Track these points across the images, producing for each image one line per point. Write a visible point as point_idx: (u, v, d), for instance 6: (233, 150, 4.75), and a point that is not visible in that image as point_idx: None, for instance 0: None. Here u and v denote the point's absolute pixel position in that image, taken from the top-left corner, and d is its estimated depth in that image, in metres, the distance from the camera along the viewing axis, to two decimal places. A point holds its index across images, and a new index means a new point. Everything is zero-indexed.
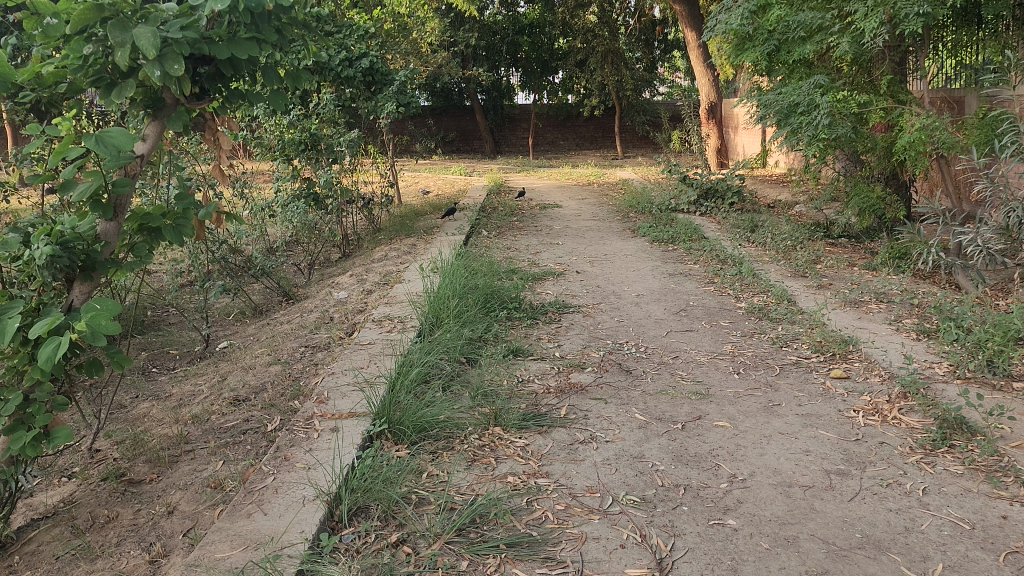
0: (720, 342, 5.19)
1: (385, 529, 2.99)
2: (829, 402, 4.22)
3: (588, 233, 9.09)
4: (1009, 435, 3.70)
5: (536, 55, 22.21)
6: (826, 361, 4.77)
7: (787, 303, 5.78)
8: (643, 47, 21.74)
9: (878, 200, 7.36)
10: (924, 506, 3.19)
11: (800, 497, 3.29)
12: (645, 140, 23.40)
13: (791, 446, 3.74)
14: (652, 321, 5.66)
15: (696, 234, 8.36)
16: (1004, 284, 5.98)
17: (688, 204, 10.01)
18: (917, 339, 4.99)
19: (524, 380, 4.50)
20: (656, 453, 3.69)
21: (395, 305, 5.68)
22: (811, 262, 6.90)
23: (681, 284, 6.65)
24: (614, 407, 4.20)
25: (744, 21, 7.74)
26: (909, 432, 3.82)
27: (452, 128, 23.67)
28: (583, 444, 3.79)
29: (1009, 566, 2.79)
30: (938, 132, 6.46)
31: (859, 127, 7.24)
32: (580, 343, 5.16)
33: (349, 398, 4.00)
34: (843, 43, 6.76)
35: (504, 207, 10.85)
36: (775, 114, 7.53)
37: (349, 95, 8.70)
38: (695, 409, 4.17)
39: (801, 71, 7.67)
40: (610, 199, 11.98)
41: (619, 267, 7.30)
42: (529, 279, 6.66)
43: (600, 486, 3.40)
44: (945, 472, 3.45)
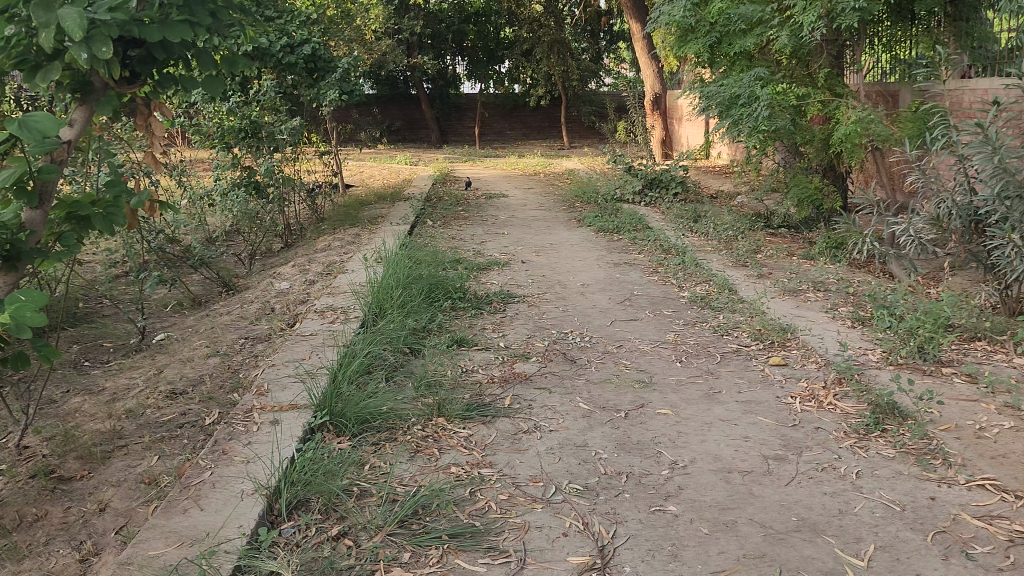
0: (663, 331, 5.24)
1: (326, 522, 2.96)
2: (767, 389, 4.30)
3: (534, 223, 9.09)
4: (938, 419, 3.82)
5: (481, 44, 21.96)
6: (765, 349, 4.86)
7: (728, 292, 5.88)
8: (589, 38, 21.75)
9: (816, 191, 7.55)
10: (857, 490, 3.28)
11: (740, 482, 3.35)
12: (591, 131, 23.46)
13: (731, 433, 3.81)
14: (596, 311, 5.70)
15: (641, 224, 8.43)
16: (935, 273, 6.17)
17: (633, 194, 10.08)
18: (852, 326, 5.12)
19: (468, 370, 4.49)
20: (600, 442, 3.72)
21: (338, 296, 5.59)
22: (752, 252, 7.04)
23: (626, 274, 6.68)
24: (558, 397, 4.22)
25: (686, 14, 7.83)
26: (844, 418, 3.92)
27: (398, 116, 23.41)
28: (526, 433, 3.79)
29: (937, 546, 2.88)
30: (873, 125, 6.65)
31: (798, 119, 7.36)
32: (525, 333, 5.17)
33: (290, 390, 3.95)
34: (782, 36, 6.88)
35: (450, 198, 10.78)
36: (716, 106, 7.60)
37: (291, 82, 8.53)
38: (638, 397, 4.21)
39: (742, 63, 7.69)
40: (556, 189, 12.00)
41: (564, 257, 7.32)
42: (474, 269, 6.64)
43: (544, 475, 3.41)
44: (877, 455, 3.55)
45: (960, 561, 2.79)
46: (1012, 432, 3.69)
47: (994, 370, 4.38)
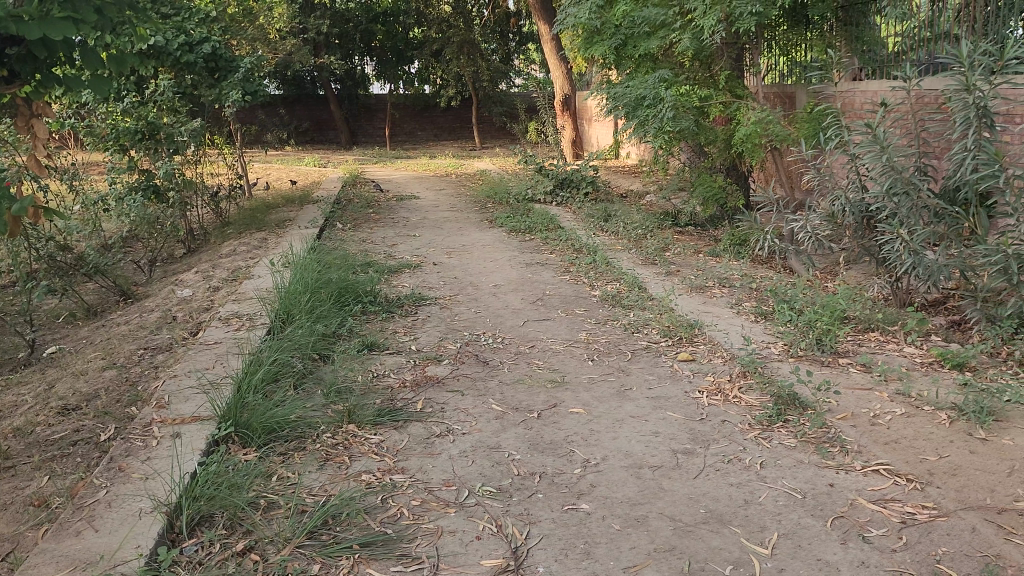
0: (575, 330, 5.29)
1: (231, 538, 2.86)
2: (676, 384, 4.39)
3: (446, 224, 9.06)
4: (836, 408, 3.98)
5: (390, 44, 21.70)
6: (673, 345, 4.96)
7: (638, 290, 5.98)
8: (499, 39, 21.75)
9: (720, 190, 7.78)
10: (762, 479, 3.38)
11: (650, 478, 3.40)
12: (503, 131, 23.53)
13: (641, 429, 3.87)
14: (509, 311, 5.70)
15: (553, 224, 8.51)
16: (832, 267, 6.44)
17: (545, 194, 10.15)
18: (755, 320, 5.28)
19: (379, 375, 4.43)
20: (513, 443, 3.72)
21: (244, 303, 5.44)
22: (661, 250, 7.19)
23: (538, 274, 6.72)
24: (471, 399, 4.20)
25: (592, 15, 7.92)
26: (748, 410, 4.04)
27: (306, 118, 23.01)
28: (439, 437, 3.76)
29: (836, 531, 3.00)
30: (771, 125, 6.88)
31: (701, 120, 7.55)
32: (437, 336, 5.13)
33: (192, 401, 3.81)
34: (684, 40, 7.05)
35: (360, 200, 10.62)
36: (623, 107, 7.73)
37: (190, 82, 8.25)
38: (551, 397, 4.23)
39: (647, 65, 7.87)
40: (468, 189, 11.99)
41: (476, 258, 7.31)
42: (385, 272, 6.56)
43: (456, 478, 3.39)
44: (780, 445, 3.67)
45: (857, 544, 2.90)
46: (903, 418, 3.87)
47: (887, 360, 4.58)
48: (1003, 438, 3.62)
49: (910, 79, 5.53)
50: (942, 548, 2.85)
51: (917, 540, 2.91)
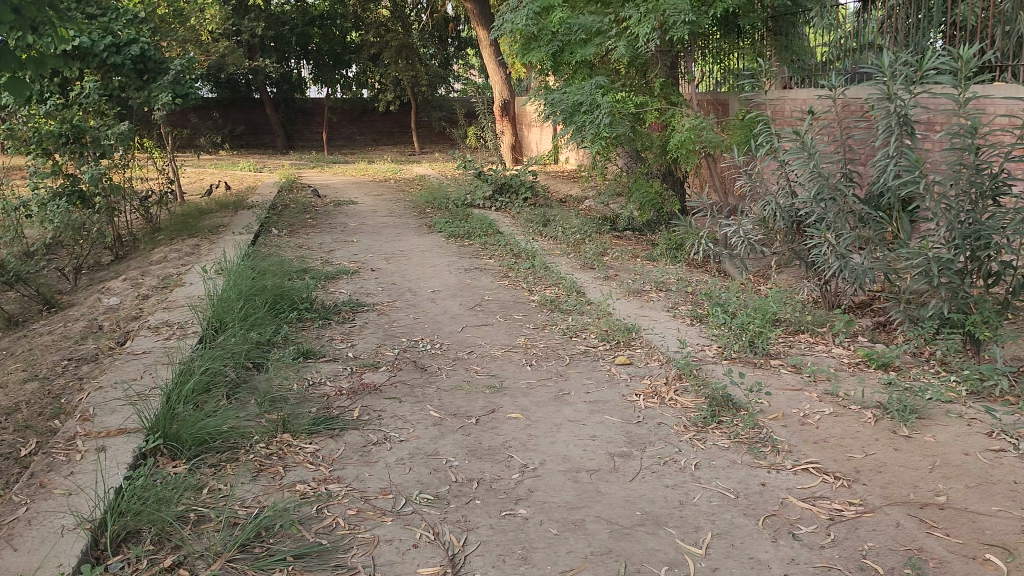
0: (514, 335, 5.30)
1: (159, 553, 2.79)
2: (613, 388, 4.43)
3: (384, 229, 9.00)
4: (767, 408, 4.08)
5: (327, 47, 21.32)
6: (611, 349, 5.01)
7: (576, 294, 6.03)
8: (437, 44, 21.64)
9: (656, 195, 7.92)
10: (697, 480, 3.43)
11: (587, 481, 3.43)
12: (443, 136, 23.49)
13: (579, 432, 3.90)
14: (447, 317, 5.68)
15: (492, 229, 8.51)
16: (765, 271, 6.59)
17: (484, 199, 10.15)
18: (690, 323, 5.37)
19: (315, 383, 4.36)
20: (451, 449, 3.70)
21: (174, 311, 5.30)
22: (599, 254, 7.26)
23: (477, 279, 6.72)
24: (409, 406, 4.17)
25: (529, 22, 7.96)
26: (684, 412, 4.10)
27: (241, 121, 22.64)
28: (376, 445, 3.72)
29: (767, 530, 3.06)
30: (705, 132, 7.02)
31: (637, 126, 7.65)
32: (375, 342, 5.08)
33: (119, 413, 3.69)
34: (619, 47, 7.14)
35: (297, 205, 10.46)
36: (560, 113, 7.78)
37: (117, 84, 8.03)
38: (489, 403, 4.23)
39: (584, 72, 7.95)
40: (407, 194, 11.92)
41: (415, 263, 7.28)
42: (321, 278, 6.48)
43: (393, 487, 3.36)
44: (714, 446, 3.73)
45: (787, 541, 2.97)
46: (832, 417, 3.98)
47: (816, 360, 4.71)
48: (925, 435, 3.75)
49: (835, 89, 5.69)
50: (868, 544, 2.94)
51: (844, 536, 2.99)
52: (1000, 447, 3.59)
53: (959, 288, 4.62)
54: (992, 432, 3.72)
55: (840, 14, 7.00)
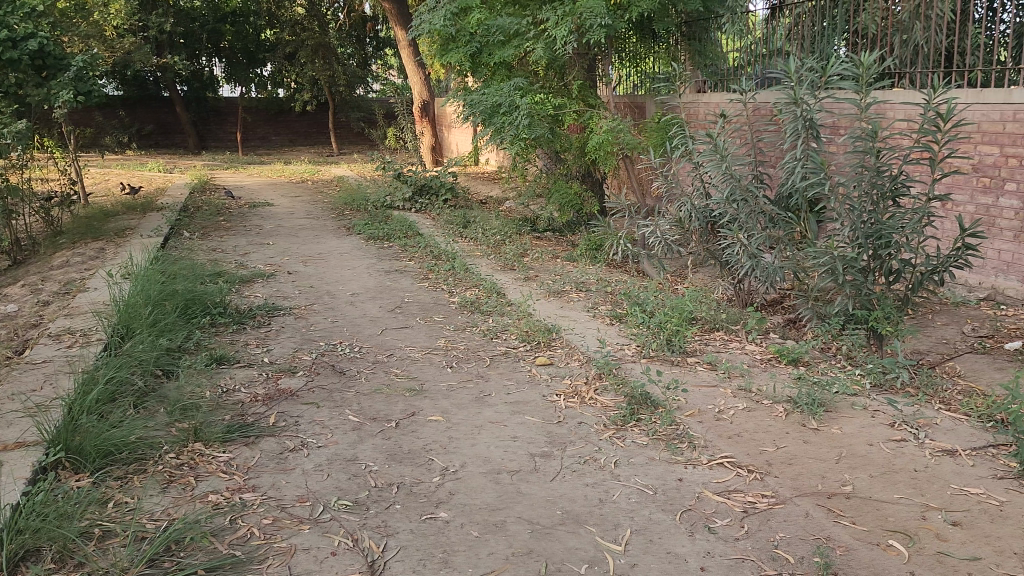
0: (434, 337, 5.27)
1: (60, 572, 2.66)
2: (534, 389, 4.45)
3: (301, 231, 8.82)
4: (684, 405, 4.15)
5: (240, 45, 20.83)
6: (532, 349, 5.02)
7: (496, 295, 6.03)
8: (355, 44, 21.31)
9: (575, 196, 8.00)
10: (616, 478, 3.47)
11: (507, 482, 3.43)
12: (361, 136, 23.27)
13: (500, 434, 3.89)
14: (367, 320, 5.61)
15: (412, 231, 8.45)
16: (682, 270, 6.73)
17: (403, 201, 10.06)
18: (610, 323, 5.44)
19: (228, 390, 4.23)
20: (370, 454, 3.65)
21: (77, 318, 5.07)
22: (519, 255, 7.29)
23: (397, 281, 6.65)
24: (327, 411, 4.09)
25: (446, 23, 7.79)
26: (604, 410, 4.14)
27: (149, 120, 21.87)
28: (292, 452, 3.64)
29: (684, 524, 3.11)
30: (622, 134, 7.13)
31: (556, 128, 7.71)
32: (291, 347, 4.97)
33: (15, 426, 3.50)
34: (538, 49, 7.18)
35: (209, 207, 10.16)
36: (478, 115, 7.74)
37: (13, 80, 7.63)
38: (409, 406, 4.19)
39: (502, 73, 7.95)
40: (325, 196, 11.73)
41: (333, 265, 7.16)
42: (235, 282, 6.30)
43: (310, 494, 3.29)
44: (633, 444, 3.78)
45: (703, 535, 3.03)
46: (745, 412, 4.09)
47: (730, 357, 4.84)
48: (832, 427, 3.89)
49: (746, 93, 5.84)
50: (779, 534, 3.02)
51: (757, 528, 3.08)
52: (901, 437, 3.76)
53: (863, 285, 4.82)
54: (894, 423, 3.89)
55: (751, 20, 7.32)
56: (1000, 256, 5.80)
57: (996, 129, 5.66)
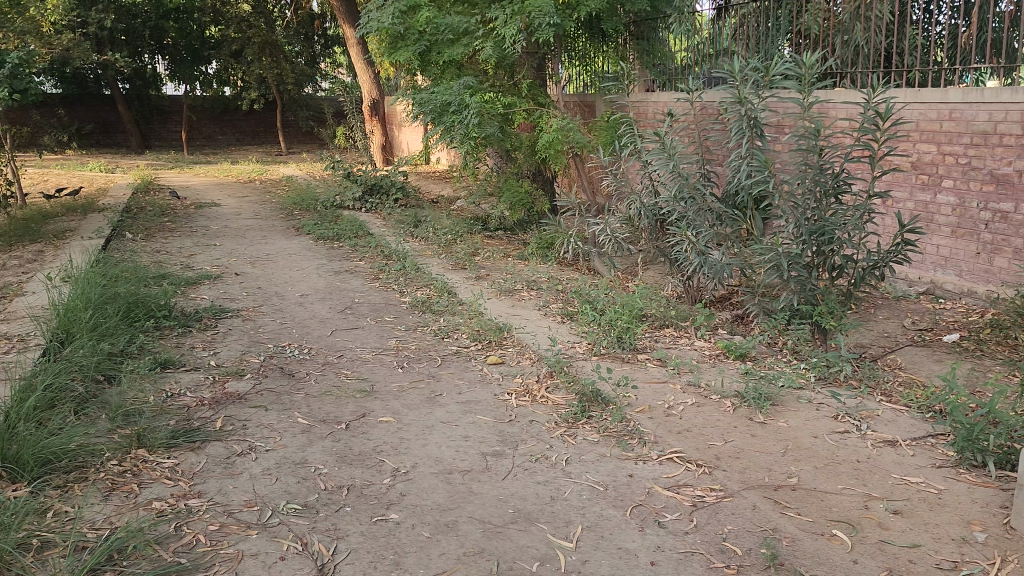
0: (385, 337, 5.23)
1: None
2: (486, 388, 4.44)
3: (248, 232, 8.68)
4: (634, 402, 4.19)
5: (185, 42, 20.48)
6: (483, 349, 5.02)
7: (447, 295, 6.01)
8: (303, 41, 20.97)
9: (526, 195, 8.01)
10: (567, 475, 3.49)
11: (459, 482, 3.42)
12: (311, 135, 23.02)
13: (451, 434, 3.88)
14: (316, 321, 5.54)
15: (362, 231, 8.38)
16: (632, 268, 6.79)
17: (353, 200, 9.97)
18: (561, 321, 5.46)
19: (173, 395, 4.14)
20: (320, 457, 3.61)
21: (14, 322, 4.92)
22: (470, 254, 7.28)
23: (347, 281, 6.59)
24: (275, 414, 4.03)
25: (395, 21, 7.72)
26: (555, 408, 4.15)
27: (90, 119, 21.32)
28: (240, 456, 3.58)
29: (634, 520, 3.14)
30: (572, 133, 7.18)
31: (506, 127, 7.72)
32: (239, 350, 4.89)
33: None
34: (486, 48, 7.19)
35: (153, 207, 9.94)
36: (428, 113, 7.72)
37: None
38: (359, 407, 4.15)
39: (452, 71, 7.91)
40: (274, 196, 11.56)
41: (282, 266, 7.06)
42: (180, 284, 6.18)
43: (258, 498, 3.24)
44: (584, 441, 3.80)
45: (654, 530, 3.06)
46: (694, 407, 4.14)
47: (680, 353, 4.90)
48: (779, 421, 3.97)
49: (692, 92, 5.91)
50: (727, 527, 3.07)
51: (705, 521, 3.12)
52: (845, 429, 3.85)
53: (807, 281, 4.92)
54: (837, 415, 3.98)
55: (699, 20, 7.38)
56: (938, 251, 5.96)
57: (933, 128, 5.83)
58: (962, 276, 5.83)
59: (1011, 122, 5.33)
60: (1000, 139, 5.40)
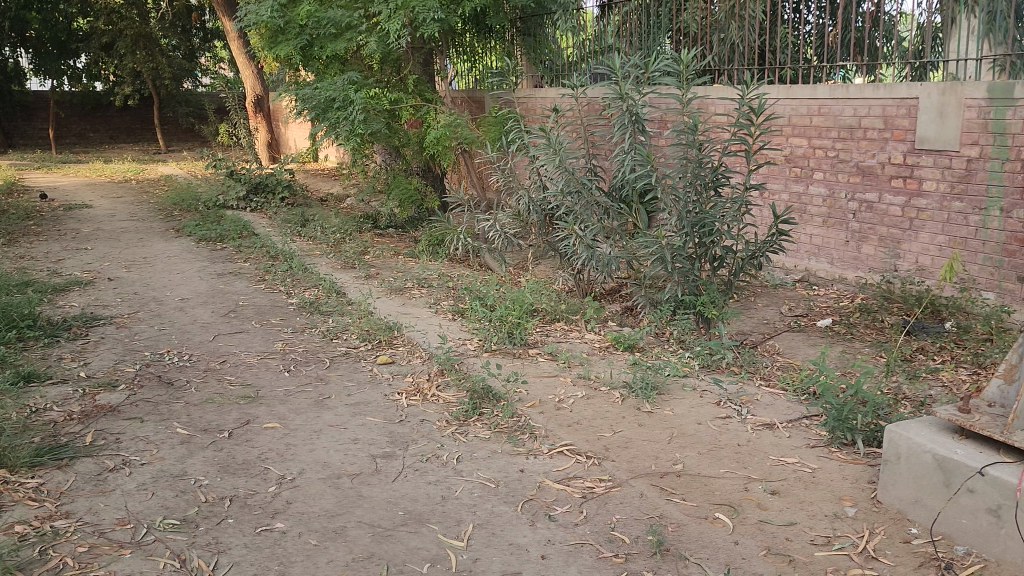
0: (270, 341, 5.07)
1: None
2: (375, 389, 4.36)
3: (123, 234, 8.26)
4: (525, 397, 4.21)
5: (50, 35, 19.00)
6: (373, 349, 4.93)
7: (336, 295, 5.89)
8: (180, 35, 19.82)
9: (415, 191, 7.95)
10: (458, 473, 3.47)
11: (348, 486, 3.34)
12: (191, 132, 22.16)
13: (340, 437, 3.80)
14: (197, 326, 5.32)
15: (246, 231, 8.10)
16: (522, 263, 6.82)
17: (237, 200, 9.62)
18: (452, 318, 5.43)
19: (38, 410, 3.89)
20: (200, 468, 3.46)
21: None
22: (359, 253, 7.15)
23: (230, 284, 6.36)
24: (152, 425, 3.84)
25: (274, 14, 7.55)
26: (446, 407, 4.12)
27: None
28: (113, 472, 3.39)
29: (526, 514, 3.15)
30: (459, 129, 7.17)
31: (392, 123, 7.64)
32: (112, 359, 4.64)
33: None
34: (371, 43, 7.09)
35: (17, 210, 9.34)
36: (312, 109, 7.55)
37: None
38: (242, 414, 4.00)
39: (335, 67, 7.74)
40: (151, 196, 11.06)
41: (160, 270, 6.75)
42: (47, 291, 5.82)
43: (133, 515, 3.07)
44: (475, 438, 3.79)
45: (544, 523, 3.08)
46: (584, 400, 4.19)
47: (570, 347, 4.95)
48: (665, 409, 4.06)
49: (577, 87, 5.97)
50: (616, 517, 3.11)
51: (595, 512, 3.15)
52: (726, 414, 3.98)
53: (690, 272, 5.07)
54: (719, 401, 4.11)
55: (584, 17, 7.50)
56: (811, 240, 6.26)
57: (804, 122, 6.10)
58: (833, 264, 6.14)
59: (874, 117, 5.64)
60: (865, 132, 5.70)
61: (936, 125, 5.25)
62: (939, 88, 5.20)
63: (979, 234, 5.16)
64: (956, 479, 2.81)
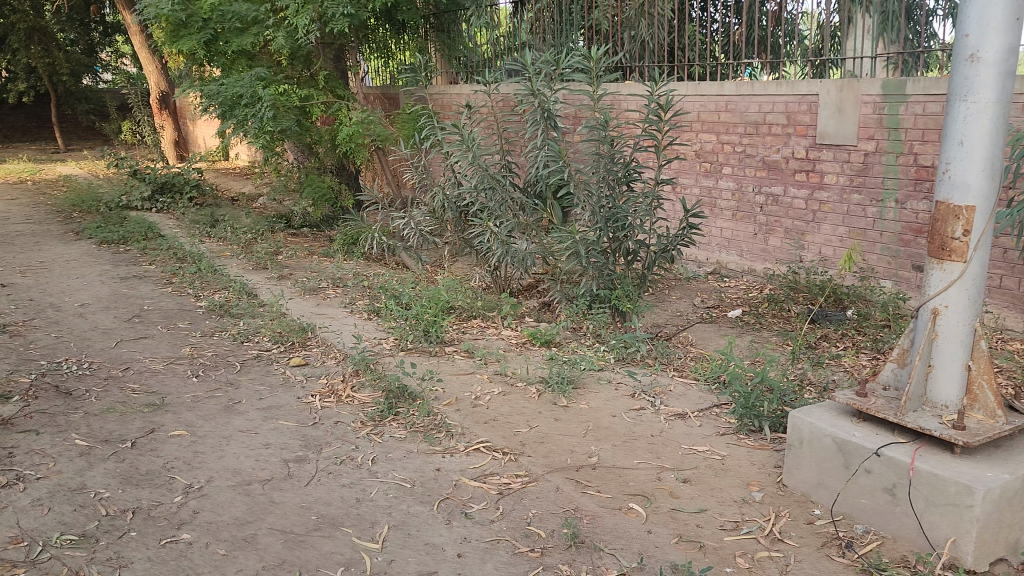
0: (177, 346, 4.90)
1: None
2: (288, 392, 4.26)
3: (17, 238, 7.86)
4: (442, 395, 4.18)
5: None
6: (285, 351, 4.82)
7: (247, 297, 5.74)
8: (77, 28, 18.96)
9: (329, 190, 7.82)
10: (373, 475, 3.42)
11: (259, 493, 3.26)
12: (93, 131, 21.26)
13: (251, 442, 3.70)
14: (98, 332, 5.10)
15: (152, 233, 7.81)
16: (439, 260, 6.78)
17: (142, 200, 9.27)
18: (367, 318, 5.36)
19: None
20: (101, 480, 3.31)
21: None
22: (271, 254, 6.99)
23: (134, 288, 6.12)
24: (48, 438, 3.66)
25: (175, 7, 7.20)
26: (361, 408, 4.06)
27: None
28: (5, 488, 3.21)
29: (442, 514, 3.13)
30: (372, 126, 7.10)
31: (303, 120, 7.49)
32: (5, 370, 4.40)
33: None
34: (279, 38, 6.93)
35: None
36: (217, 106, 7.32)
37: None
38: (147, 423, 3.86)
39: (242, 62, 7.54)
40: (49, 198, 10.57)
41: (59, 274, 6.45)
42: None
43: (26, 533, 2.92)
44: (391, 438, 3.74)
45: (460, 522, 3.06)
46: (501, 396, 4.19)
47: (487, 344, 4.95)
48: (580, 403, 4.10)
49: (490, 84, 5.96)
50: (531, 512, 3.12)
51: (511, 508, 3.16)
52: (640, 406, 4.04)
53: (604, 266, 5.13)
54: (634, 393, 4.17)
55: (498, 14, 7.57)
56: (722, 233, 6.42)
57: (712, 118, 6.25)
58: (743, 256, 6.31)
59: (778, 113, 5.81)
60: (769, 128, 5.87)
61: (834, 120, 5.45)
62: (837, 86, 5.41)
63: (876, 225, 5.38)
64: (855, 461, 2.92)
